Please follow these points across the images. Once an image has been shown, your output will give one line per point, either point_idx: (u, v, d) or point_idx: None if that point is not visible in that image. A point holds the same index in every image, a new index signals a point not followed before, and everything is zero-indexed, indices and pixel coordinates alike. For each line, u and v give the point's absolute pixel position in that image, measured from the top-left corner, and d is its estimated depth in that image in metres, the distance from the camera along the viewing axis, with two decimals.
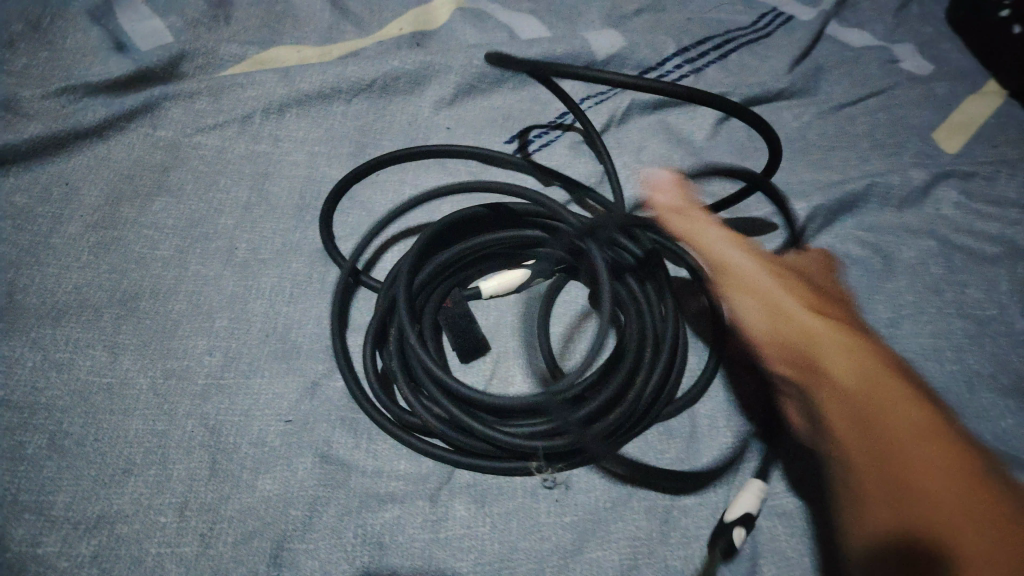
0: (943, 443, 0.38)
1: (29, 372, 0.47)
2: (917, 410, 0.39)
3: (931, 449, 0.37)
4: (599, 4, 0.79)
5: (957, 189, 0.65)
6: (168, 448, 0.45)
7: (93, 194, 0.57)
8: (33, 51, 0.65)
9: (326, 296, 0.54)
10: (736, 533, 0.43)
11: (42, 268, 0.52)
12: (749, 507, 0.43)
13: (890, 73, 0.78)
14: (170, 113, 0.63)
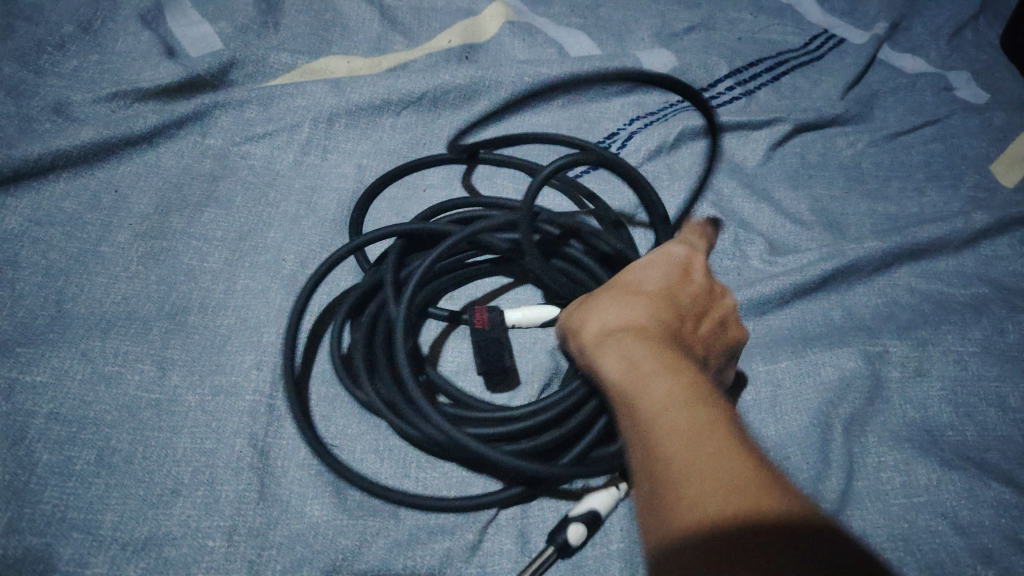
0: (690, 409, 0.33)
1: (77, 385, 0.46)
2: (664, 376, 0.35)
3: (664, 431, 0.33)
4: (649, 21, 0.77)
5: (1018, 225, 0.63)
6: (216, 468, 0.44)
7: (141, 202, 0.56)
8: (83, 54, 0.65)
9: None
10: (575, 530, 0.41)
11: (91, 277, 0.52)
12: (598, 504, 0.42)
13: (945, 102, 0.76)
14: (219, 121, 0.62)
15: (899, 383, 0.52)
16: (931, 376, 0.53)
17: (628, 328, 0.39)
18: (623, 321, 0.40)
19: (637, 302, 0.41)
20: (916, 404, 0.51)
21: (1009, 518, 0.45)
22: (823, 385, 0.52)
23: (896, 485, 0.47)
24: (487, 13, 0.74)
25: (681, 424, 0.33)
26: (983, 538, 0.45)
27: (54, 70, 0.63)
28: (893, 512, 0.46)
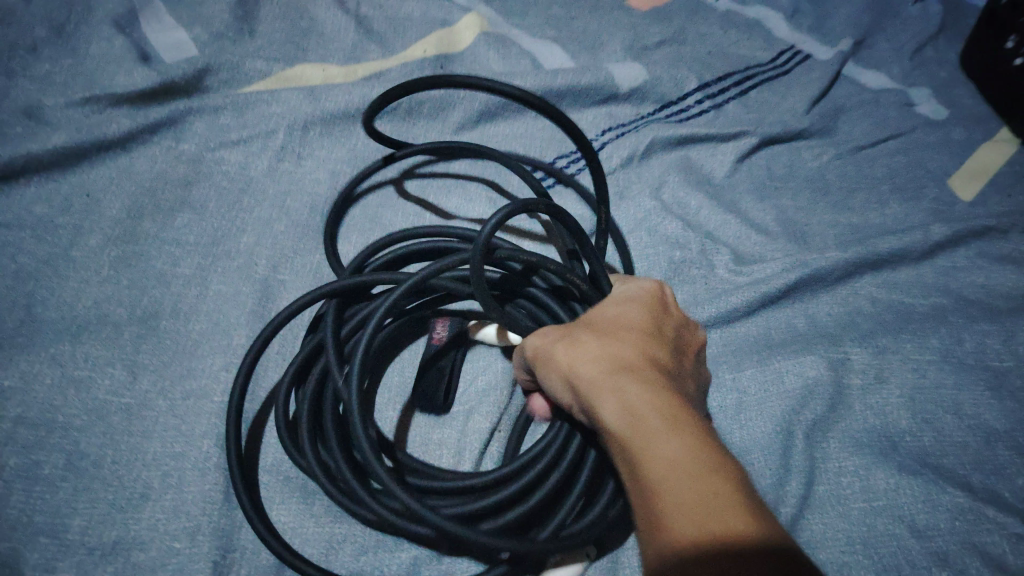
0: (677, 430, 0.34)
1: (46, 390, 0.46)
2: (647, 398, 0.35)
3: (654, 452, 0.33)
4: (622, 33, 0.79)
5: (974, 237, 0.65)
6: (184, 470, 0.44)
7: (113, 207, 0.56)
8: (57, 57, 0.65)
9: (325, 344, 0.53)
10: None
11: (62, 281, 0.52)
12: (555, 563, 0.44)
13: (908, 117, 0.78)
14: (194, 126, 0.62)
15: (860, 390, 0.54)
16: (890, 384, 0.54)
17: (590, 343, 0.39)
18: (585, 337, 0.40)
19: (604, 321, 0.42)
20: (876, 410, 0.53)
21: (962, 521, 0.47)
22: (784, 391, 0.53)
23: (856, 489, 0.49)
24: (462, 23, 0.74)
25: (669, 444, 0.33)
26: (937, 540, 0.46)
27: (27, 73, 0.63)
28: (851, 516, 0.47)
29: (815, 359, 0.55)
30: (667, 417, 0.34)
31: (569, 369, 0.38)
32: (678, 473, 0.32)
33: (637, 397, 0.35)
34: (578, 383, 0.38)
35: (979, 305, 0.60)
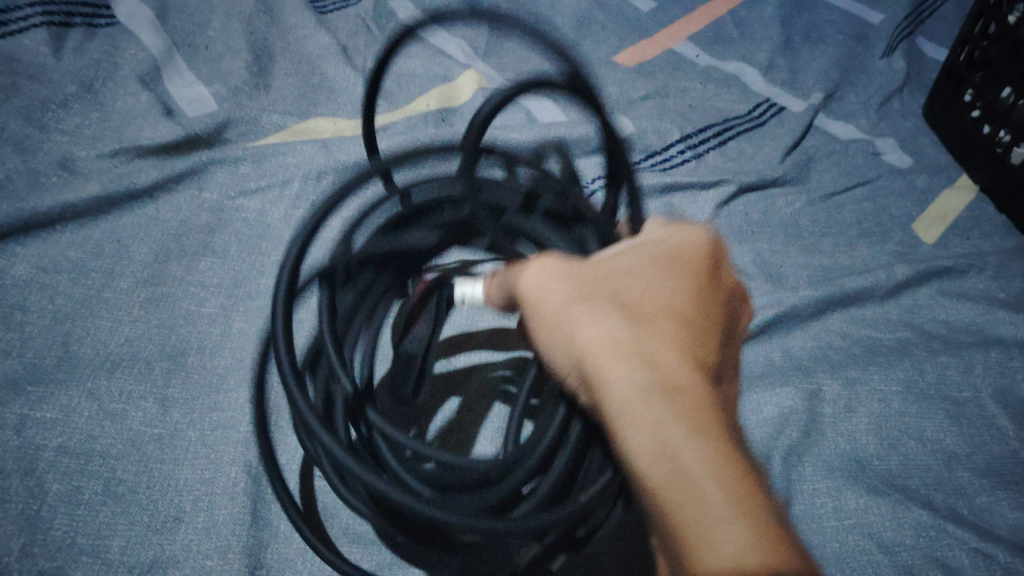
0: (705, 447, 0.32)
1: (85, 421, 0.50)
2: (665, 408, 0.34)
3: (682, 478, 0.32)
4: (609, 89, 0.85)
5: (935, 276, 0.71)
6: (214, 495, 0.48)
7: (142, 251, 0.61)
8: (86, 111, 0.70)
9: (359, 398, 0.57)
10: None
11: (95, 319, 0.56)
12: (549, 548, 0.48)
13: (874, 164, 0.85)
14: (215, 176, 0.67)
15: (833, 419, 0.58)
16: (859, 412, 0.59)
17: (598, 304, 0.39)
18: (591, 296, 0.39)
19: (618, 277, 0.41)
20: (847, 436, 0.57)
21: (925, 537, 0.52)
22: (763, 420, 0.58)
23: (830, 508, 0.53)
24: (462, 80, 0.80)
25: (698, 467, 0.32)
26: (901, 554, 0.51)
27: (58, 127, 0.68)
28: (826, 532, 0.52)
29: (789, 390, 0.60)
30: (676, 400, 0.34)
31: (574, 335, 0.38)
32: (689, 487, 0.31)
33: (643, 373, 0.35)
34: (582, 350, 0.37)
35: (939, 339, 0.65)
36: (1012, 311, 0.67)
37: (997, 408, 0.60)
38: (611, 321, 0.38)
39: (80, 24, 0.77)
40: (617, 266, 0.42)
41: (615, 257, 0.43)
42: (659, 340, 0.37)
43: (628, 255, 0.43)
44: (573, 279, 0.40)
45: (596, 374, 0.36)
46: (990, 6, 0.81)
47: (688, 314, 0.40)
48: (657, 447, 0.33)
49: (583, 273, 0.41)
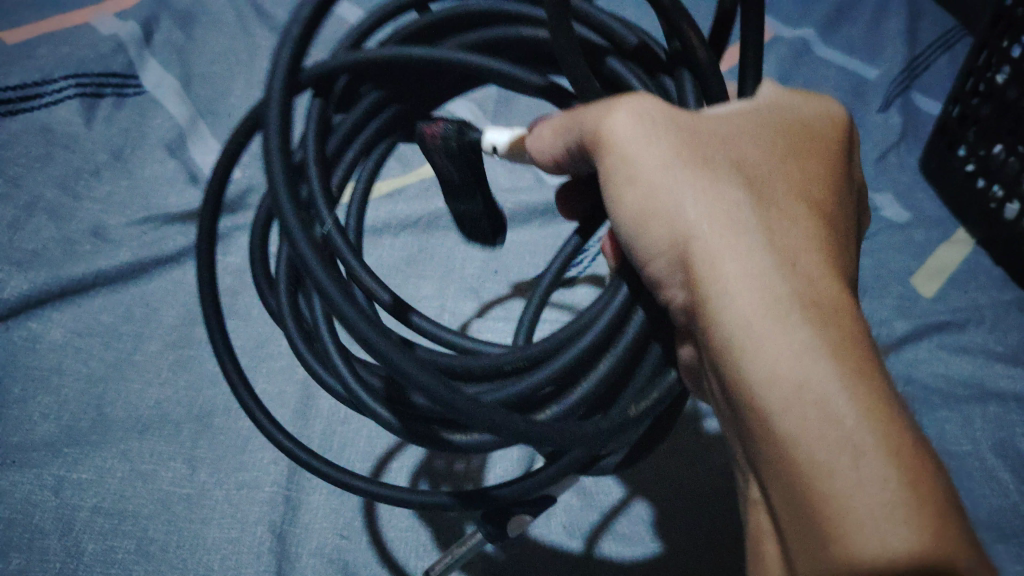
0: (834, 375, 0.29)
1: (118, 482, 0.53)
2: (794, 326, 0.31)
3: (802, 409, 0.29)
4: None
5: (933, 331, 0.73)
6: (240, 554, 0.50)
7: (170, 314, 0.63)
8: (116, 179, 0.74)
9: None
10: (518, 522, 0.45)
11: (126, 382, 0.58)
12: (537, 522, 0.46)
13: (873, 220, 0.85)
14: (239, 240, 0.70)
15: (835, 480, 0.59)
16: None
17: (714, 178, 0.35)
18: (704, 158, 0.35)
19: (735, 144, 0.36)
20: None
21: None
22: None
23: None
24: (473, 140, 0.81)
25: (829, 399, 0.29)
26: None
27: (90, 195, 0.72)
28: None
29: None
30: (813, 312, 0.31)
31: (680, 205, 0.35)
32: (822, 413, 0.29)
33: (776, 276, 0.32)
34: (691, 225, 0.34)
35: (938, 395, 0.67)
36: (1007, 365, 0.70)
37: (997, 462, 0.63)
38: (727, 195, 0.34)
39: (110, 95, 0.81)
40: (735, 126, 0.37)
41: (730, 113, 0.38)
42: (787, 228, 0.34)
43: (746, 114, 0.38)
44: (681, 130, 0.36)
45: (707, 266, 0.33)
46: (978, 66, 0.85)
47: (820, 197, 0.36)
48: (785, 369, 0.30)
49: (692, 125, 0.36)
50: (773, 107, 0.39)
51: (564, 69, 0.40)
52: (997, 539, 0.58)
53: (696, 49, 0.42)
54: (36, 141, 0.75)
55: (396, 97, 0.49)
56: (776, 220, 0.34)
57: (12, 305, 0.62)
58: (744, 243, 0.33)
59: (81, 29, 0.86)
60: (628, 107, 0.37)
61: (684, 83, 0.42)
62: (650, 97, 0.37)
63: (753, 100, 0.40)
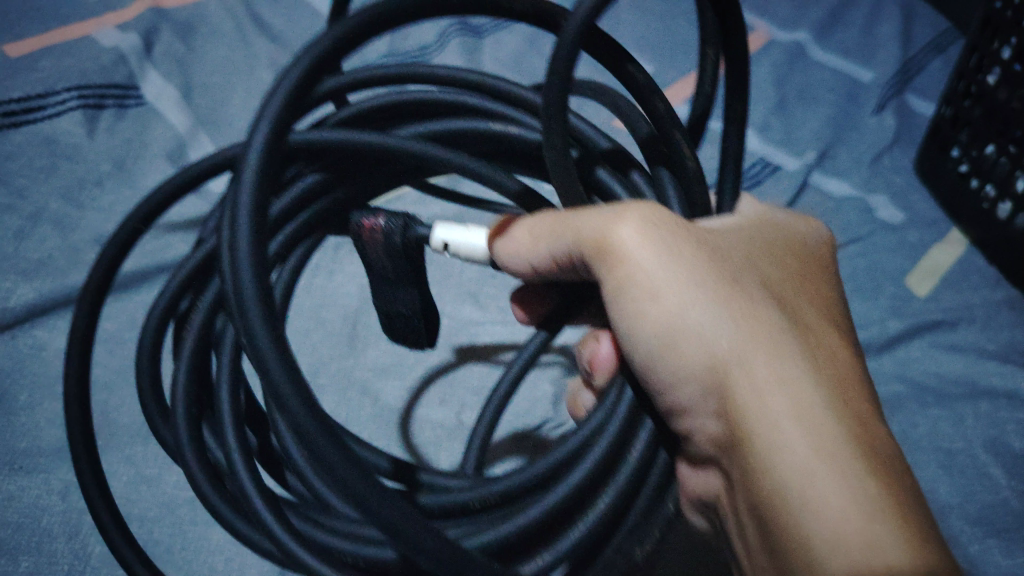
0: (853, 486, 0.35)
1: (123, 485, 0.54)
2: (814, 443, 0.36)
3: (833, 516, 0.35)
4: None
5: (924, 331, 0.73)
6: (244, 555, 0.51)
7: None
8: (118, 189, 0.75)
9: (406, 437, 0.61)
10: None
11: (130, 388, 0.59)
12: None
13: (867, 221, 0.85)
14: None
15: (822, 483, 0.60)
16: None
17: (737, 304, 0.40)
18: (727, 285, 0.41)
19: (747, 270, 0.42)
20: None
21: None
22: None
23: None
24: None
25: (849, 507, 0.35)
26: None
27: (93, 205, 0.73)
28: None
29: None
30: (849, 442, 0.36)
31: (707, 328, 0.40)
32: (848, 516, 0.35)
33: (798, 392, 0.38)
34: (724, 352, 0.39)
35: (930, 393, 0.68)
36: (1000, 364, 0.70)
37: (990, 459, 0.63)
38: (756, 322, 0.40)
39: (111, 106, 0.82)
40: (747, 251, 0.43)
41: (741, 239, 0.44)
42: (811, 355, 0.39)
43: (754, 241, 0.44)
44: (704, 256, 0.41)
45: (739, 385, 0.39)
46: (968, 67, 0.86)
47: (829, 322, 0.42)
48: (840, 515, 0.35)
49: (711, 250, 0.42)
50: (776, 231, 0.46)
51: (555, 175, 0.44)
52: (989, 535, 0.59)
53: (686, 158, 0.47)
54: (40, 152, 0.76)
55: (340, 179, 0.53)
56: (802, 347, 0.39)
57: (20, 313, 0.63)
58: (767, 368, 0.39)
59: (83, 41, 0.88)
60: (648, 228, 0.41)
61: (664, 182, 0.48)
62: (662, 214, 0.42)
63: (754, 223, 0.46)
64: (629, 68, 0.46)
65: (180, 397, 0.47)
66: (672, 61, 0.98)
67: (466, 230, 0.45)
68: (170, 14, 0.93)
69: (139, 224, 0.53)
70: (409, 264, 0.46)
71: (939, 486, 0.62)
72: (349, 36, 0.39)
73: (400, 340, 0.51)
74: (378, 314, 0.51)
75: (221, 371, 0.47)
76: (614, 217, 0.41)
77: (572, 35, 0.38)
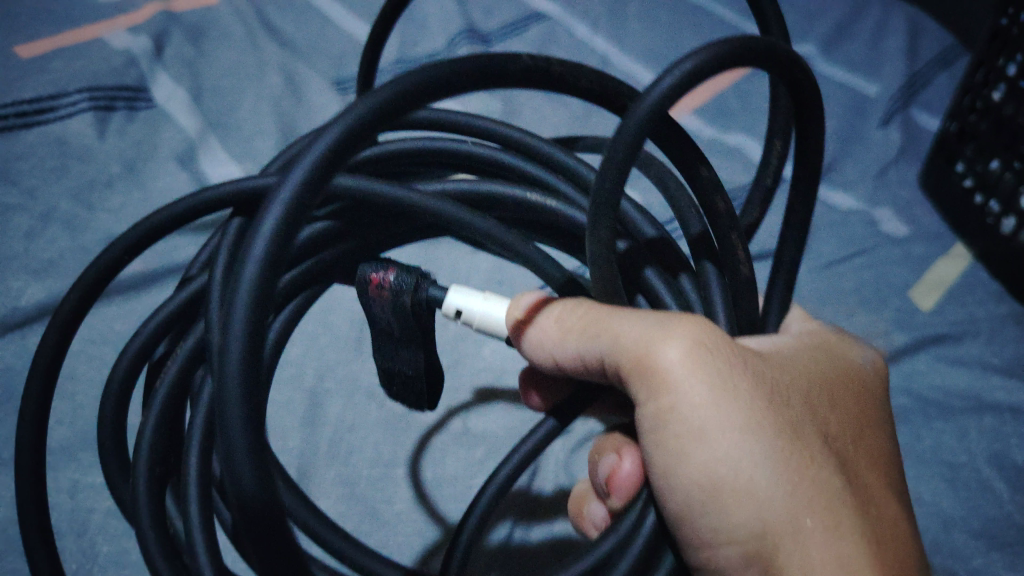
0: None
1: None
2: None
3: None
4: None
5: (928, 344, 0.74)
6: None
7: None
8: (128, 190, 0.75)
9: (409, 445, 0.60)
10: None
11: None
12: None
13: (872, 234, 0.85)
14: None
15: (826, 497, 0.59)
16: None
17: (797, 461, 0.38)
18: (782, 433, 0.38)
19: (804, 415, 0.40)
20: None
21: None
22: None
23: None
24: None
25: None
26: None
27: (103, 206, 0.73)
28: None
29: None
30: None
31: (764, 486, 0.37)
32: None
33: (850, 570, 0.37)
34: (779, 519, 0.37)
35: (935, 406, 0.68)
36: (1004, 379, 0.71)
37: (994, 473, 0.64)
38: (803, 481, 0.38)
39: (122, 108, 0.82)
40: (800, 391, 0.41)
41: (795, 375, 0.41)
42: (861, 530, 0.38)
43: (807, 380, 0.42)
44: (760, 396, 0.38)
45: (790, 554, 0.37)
46: (975, 82, 0.86)
47: (871, 476, 0.41)
48: None
49: (767, 390, 0.39)
50: (825, 368, 0.44)
51: (597, 262, 0.39)
52: (992, 549, 0.59)
53: (742, 261, 0.45)
54: (51, 153, 0.77)
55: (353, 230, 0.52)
56: (845, 517, 0.38)
57: (30, 313, 0.63)
58: (821, 540, 0.37)
59: (94, 43, 0.88)
60: (708, 352, 0.38)
61: (709, 281, 0.46)
62: (722, 338, 0.39)
63: (805, 357, 0.43)
64: (702, 167, 0.45)
65: (144, 454, 0.44)
66: None
67: (484, 299, 0.43)
68: (180, 18, 0.94)
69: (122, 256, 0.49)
70: (417, 327, 0.45)
71: (943, 499, 0.62)
72: (408, 92, 0.34)
73: (401, 399, 0.50)
74: (379, 367, 0.49)
75: (194, 428, 0.44)
76: (668, 336, 0.38)
77: (637, 125, 0.34)
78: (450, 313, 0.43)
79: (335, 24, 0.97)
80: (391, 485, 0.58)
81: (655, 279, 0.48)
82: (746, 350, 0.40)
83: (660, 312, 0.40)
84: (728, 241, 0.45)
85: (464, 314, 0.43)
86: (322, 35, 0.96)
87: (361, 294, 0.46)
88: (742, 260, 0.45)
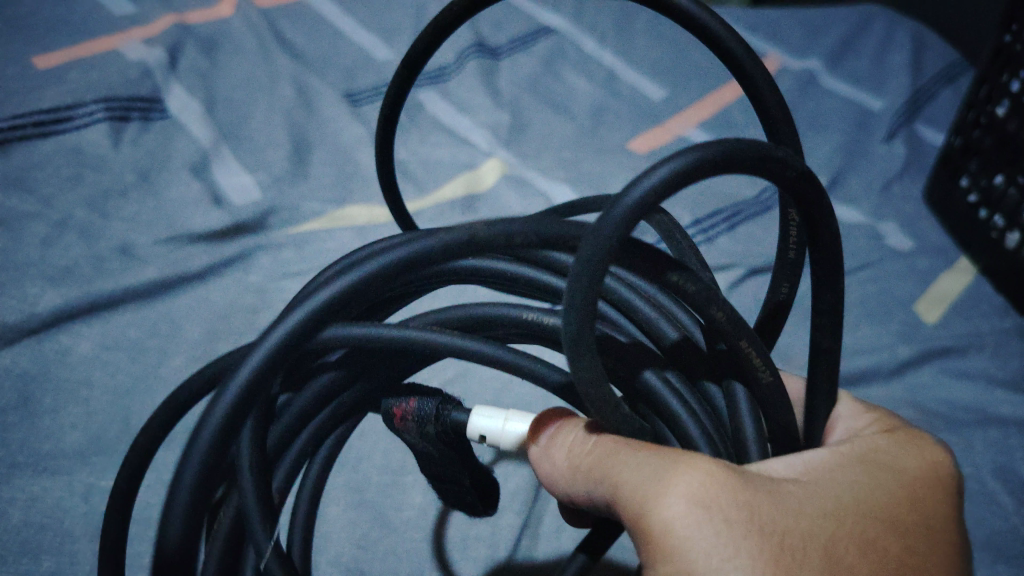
0: None
1: (145, 489, 0.56)
2: None
3: None
4: (624, 171, 0.87)
5: (933, 357, 0.74)
6: None
7: (194, 332, 0.66)
8: (141, 199, 0.77)
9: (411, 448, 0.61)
10: None
11: (152, 395, 0.61)
12: None
13: (876, 248, 0.85)
14: (260, 262, 0.73)
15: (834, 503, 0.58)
16: None
17: None
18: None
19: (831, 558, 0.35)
20: None
21: None
22: None
23: None
24: (486, 166, 0.86)
25: None
26: None
27: (117, 215, 0.75)
28: None
29: None
30: None
31: None
32: None
33: None
34: None
35: (939, 419, 0.69)
36: (1008, 393, 0.71)
37: (998, 486, 0.64)
38: None
39: (136, 119, 0.84)
40: (834, 535, 0.36)
41: (828, 513, 0.37)
42: None
43: (847, 516, 0.37)
44: (773, 549, 0.35)
45: None
46: (979, 98, 0.88)
47: None
48: None
49: (782, 539, 0.35)
50: (877, 494, 0.39)
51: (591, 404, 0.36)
52: (998, 562, 0.59)
53: (759, 372, 0.41)
54: (66, 162, 0.78)
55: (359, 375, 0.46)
56: None
57: (46, 318, 0.64)
58: None
59: (110, 54, 0.90)
60: (707, 506, 0.35)
61: (738, 399, 0.42)
62: (730, 486, 0.35)
63: (850, 482, 0.38)
64: (670, 274, 0.42)
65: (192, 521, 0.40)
66: (685, 86, 1.00)
67: (504, 420, 0.44)
68: (194, 30, 0.96)
69: (158, 433, 0.40)
70: (452, 452, 0.44)
71: None
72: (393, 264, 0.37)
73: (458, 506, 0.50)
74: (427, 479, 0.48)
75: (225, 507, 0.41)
76: (665, 489, 0.35)
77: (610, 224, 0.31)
78: (485, 440, 0.44)
79: (346, 38, 0.99)
80: (399, 495, 0.58)
81: (687, 405, 0.43)
82: (762, 493, 0.36)
83: (663, 453, 0.37)
84: (750, 348, 0.41)
85: (492, 441, 0.43)
86: (333, 49, 0.97)
87: (389, 422, 0.47)
88: (764, 372, 0.41)
